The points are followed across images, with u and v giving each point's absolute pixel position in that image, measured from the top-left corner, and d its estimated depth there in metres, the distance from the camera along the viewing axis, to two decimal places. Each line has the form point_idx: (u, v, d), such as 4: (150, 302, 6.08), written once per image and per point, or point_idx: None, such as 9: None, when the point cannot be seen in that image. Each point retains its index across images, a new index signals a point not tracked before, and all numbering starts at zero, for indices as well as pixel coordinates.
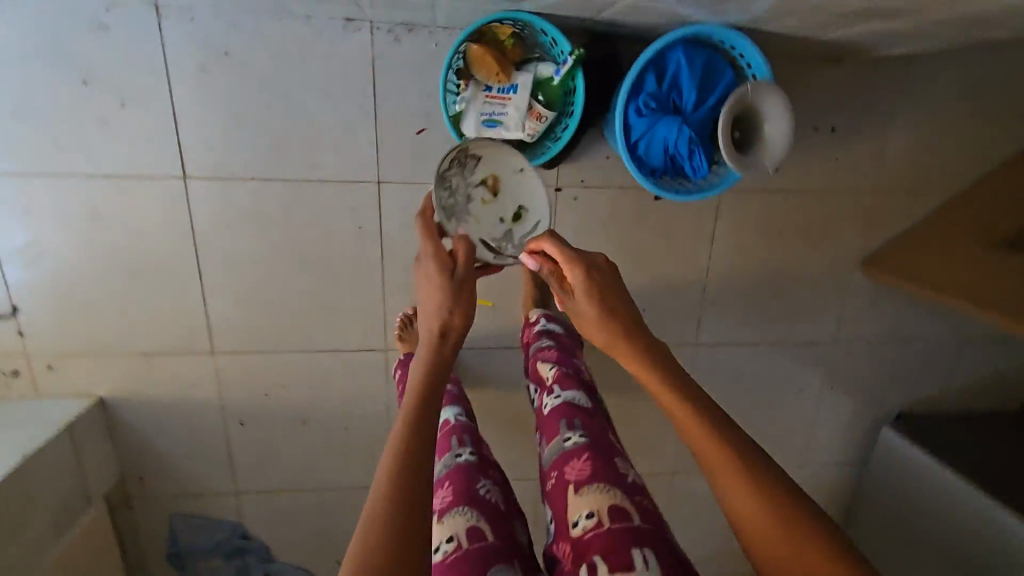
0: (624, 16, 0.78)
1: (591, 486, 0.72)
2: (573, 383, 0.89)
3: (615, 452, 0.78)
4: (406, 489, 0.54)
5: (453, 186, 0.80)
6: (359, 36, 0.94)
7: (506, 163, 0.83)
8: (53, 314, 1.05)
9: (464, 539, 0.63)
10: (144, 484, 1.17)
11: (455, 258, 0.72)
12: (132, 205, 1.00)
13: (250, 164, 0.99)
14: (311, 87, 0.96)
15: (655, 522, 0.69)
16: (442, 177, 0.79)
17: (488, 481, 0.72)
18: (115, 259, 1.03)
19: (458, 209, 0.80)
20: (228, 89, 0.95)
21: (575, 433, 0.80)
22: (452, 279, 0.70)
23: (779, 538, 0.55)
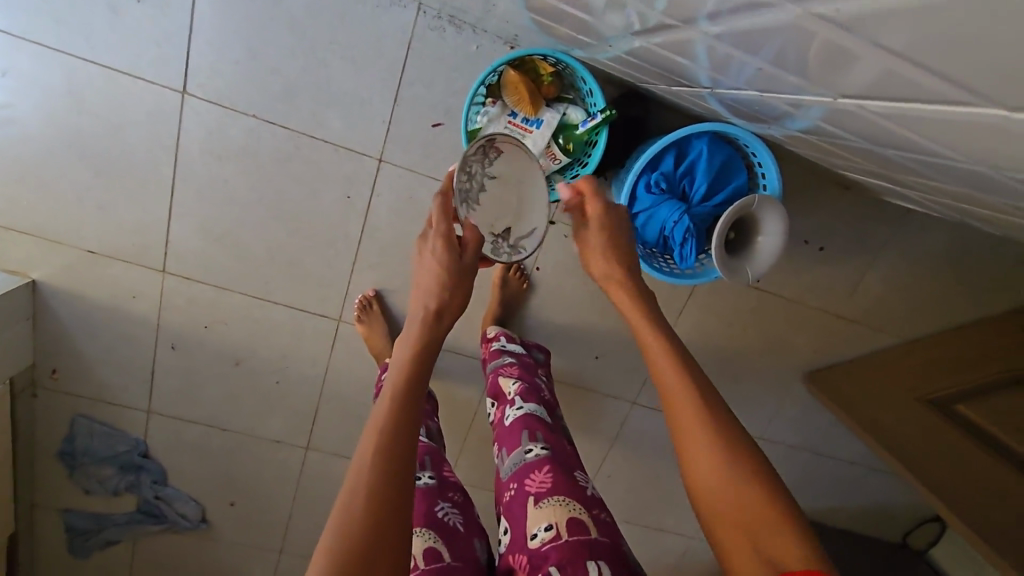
0: (666, 94, 0.81)
1: (551, 498, 0.65)
2: (534, 396, 0.82)
3: (576, 466, 0.71)
4: (375, 485, 0.48)
5: (472, 173, 0.72)
6: (403, 12, 0.92)
7: (523, 166, 0.76)
8: (3, 184, 0.98)
9: (421, 561, 0.63)
10: (56, 377, 1.13)
11: (466, 241, 0.66)
12: (122, 102, 0.94)
13: (255, 101, 0.96)
14: (341, 47, 0.93)
15: (615, 536, 0.63)
16: (466, 159, 0.71)
17: (447, 503, 0.71)
18: (88, 152, 0.97)
19: (472, 197, 0.72)
20: (253, 21, 0.91)
21: (537, 446, 0.72)
22: (459, 264, 0.64)
23: (742, 521, 0.50)
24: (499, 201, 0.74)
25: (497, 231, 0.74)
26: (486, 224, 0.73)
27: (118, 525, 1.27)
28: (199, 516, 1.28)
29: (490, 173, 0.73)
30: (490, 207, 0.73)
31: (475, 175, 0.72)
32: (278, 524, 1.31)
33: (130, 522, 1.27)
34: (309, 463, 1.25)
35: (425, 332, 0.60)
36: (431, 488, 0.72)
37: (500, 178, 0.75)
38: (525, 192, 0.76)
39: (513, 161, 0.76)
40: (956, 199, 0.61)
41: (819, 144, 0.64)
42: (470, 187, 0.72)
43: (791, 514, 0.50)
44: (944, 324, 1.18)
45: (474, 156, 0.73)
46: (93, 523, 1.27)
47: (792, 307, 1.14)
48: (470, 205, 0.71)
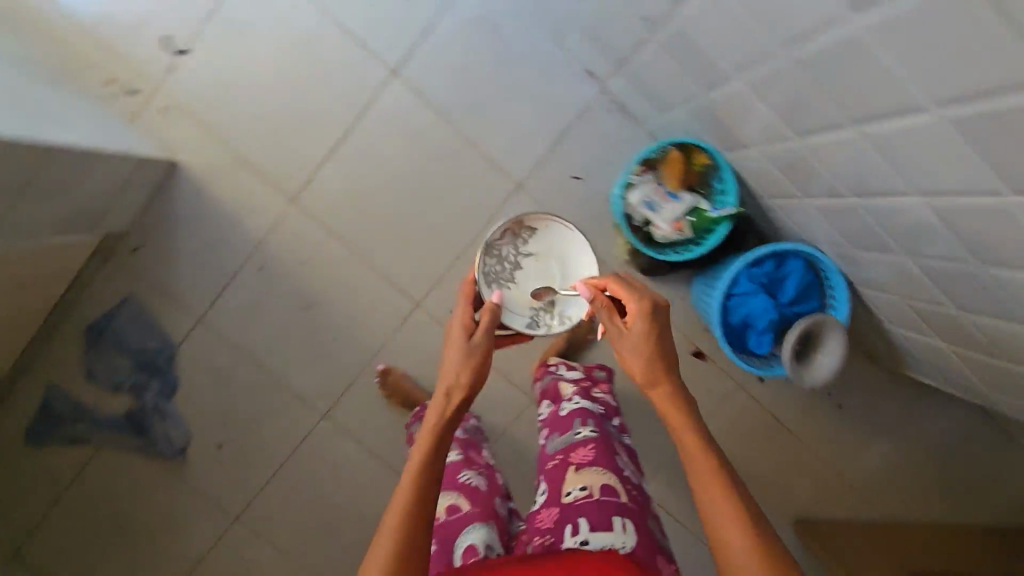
0: (784, 210, 0.96)
1: (589, 467, 0.76)
2: (590, 398, 0.93)
3: (619, 451, 0.80)
4: (402, 547, 0.61)
5: (502, 255, 0.85)
6: (588, 86, 1.13)
7: (558, 243, 0.87)
8: (205, 78, 1.12)
9: (443, 512, 0.85)
10: (135, 253, 1.17)
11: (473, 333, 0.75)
12: (339, 57, 1.11)
13: (443, 102, 1.13)
14: (529, 89, 1.13)
15: (641, 506, 0.73)
16: (494, 243, 0.85)
17: (472, 472, 0.93)
18: (288, 82, 1.12)
19: (501, 276, 0.85)
20: (473, 44, 1.11)
21: (586, 428, 0.82)
22: (469, 347, 0.73)
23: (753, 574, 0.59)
24: (538, 278, 0.86)
25: (534, 306, 0.85)
26: (520, 300, 0.85)
27: (96, 423, 1.21)
28: (180, 445, 1.23)
29: (521, 255, 0.86)
30: (524, 286, 0.85)
31: (506, 258, 0.85)
32: (252, 488, 1.25)
33: (114, 425, 1.21)
34: (316, 431, 1.24)
35: (444, 420, 0.70)
36: (460, 462, 0.94)
37: (535, 255, 0.86)
38: (561, 268, 0.87)
39: (546, 238, 0.87)
40: (1008, 358, 0.76)
41: (922, 283, 0.78)
42: (500, 270, 0.85)
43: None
44: (927, 517, 1.28)
45: (505, 240, 0.86)
46: (77, 412, 1.21)
47: (802, 447, 1.26)
48: (502, 284, 0.85)
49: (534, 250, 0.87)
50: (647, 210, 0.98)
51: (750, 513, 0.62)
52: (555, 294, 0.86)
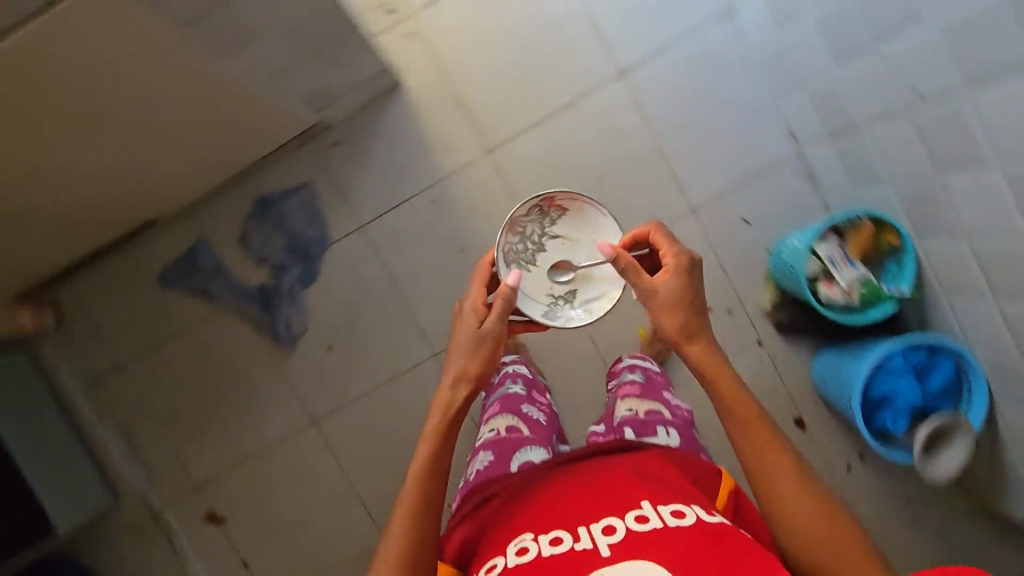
0: (954, 310, 1.00)
1: (636, 397, 0.95)
2: (639, 358, 1.10)
3: (663, 390, 0.99)
4: (416, 517, 0.69)
5: (526, 233, 0.84)
6: (786, 146, 1.21)
7: (589, 227, 0.84)
8: (455, 21, 1.21)
9: (502, 429, 0.93)
10: (331, 148, 1.25)
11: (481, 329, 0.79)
12: (578, 44, 1.21)
13: (653, 114, 1.22)
14: (732, 131, 1.21)
15: (684, 423, 0.91)
16: (518, 221, 0.83)
17: (531, 406, 1.01)
18: (525, 50, 1.21)
19: (522, 257, 0.84)
20: (699, 76, 1.21)
21: (634, 375, 1.02)
22: (478, 333, 0.78)
23: (810, 521, 0.63)
24: (563, 264, 0.85)
25: (557, 289, 0.85)
26: (544, 282, 0.85)
27: (229, 286, 1.27)
28: (295, 334, 1.28)
29: (545, 235, 0.84)
30: (546, 271, 0.85)
31: (530, 236, 0.84)
32: (344, 397, 1.29)
33: (244, 293, 1.27)
34: (422, 367, 1.28)
35: (450, 413, 0.75)
36: (519, 397, 1.02)
37: (562, 237, 0.85)
38: (586, 257, 0.84)
39: (577, 220, 0.84)
40: None
41: None
42: (524, 250, 0.84)
43: (848, 526, 0.63)
44: None
45: (531, 216, 0.84)
46: (217, 269, 1.26)
47: None
48: (521, 263, 0.84)
49: (559, 233, 0.85)
50: (830, 265, 1.04)
51: (778, 454, 0.67)
52: (578, 284, 0.85)
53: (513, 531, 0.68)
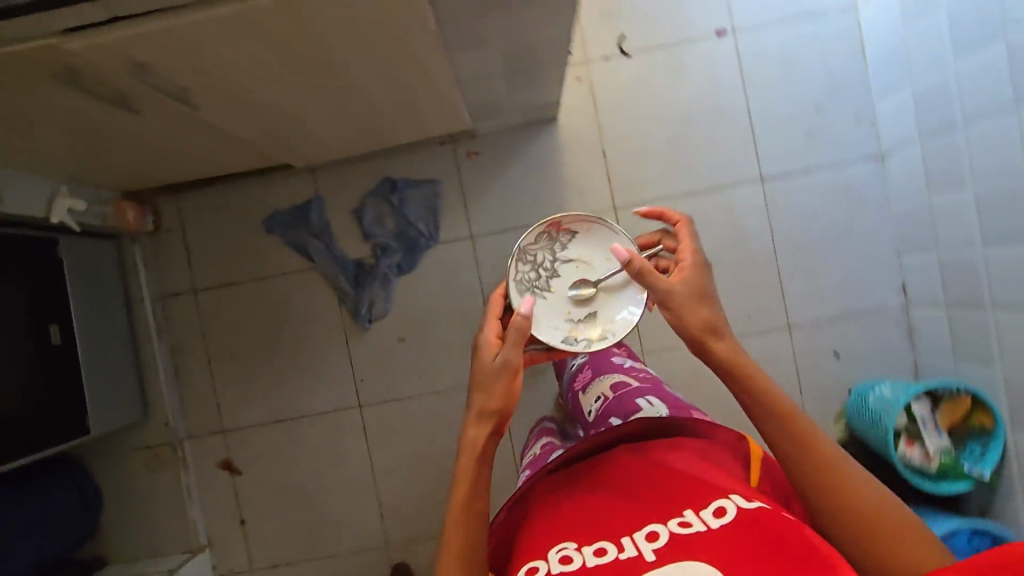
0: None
1: (596, 380, 1.01)
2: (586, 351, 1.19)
3: (609, 359, 1.08)
4: (460, 537, 0.63)
5: (536, 261, 0.79)
6: (894, 298, 1.24)
7: (600, 247, 0.80)
8: (626, 81, 1.25)
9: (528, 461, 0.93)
10: (469, 155, 1.27)
11: (485, 362, 0.69)
12: (731, 140, 1.25)
13: (779, 226, 1.25)
14: (848, 267, 1.24)
15: (648, 379, 0.97)
16: (526, 249, 0.79)
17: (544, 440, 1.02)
18: (682, 129, 1.25)
19: (536, 285, 0.79)
20: (833, 207, 1.24)
21: (579, 360, 1.11)
22: (493, 369, 0.68)
23: (869, 530, 0.56)
24: (579, 288, 0.79)
25: (577, 315, 0.78)
26: (562, 310, 0.79)
27: (327, 250, 1.28)
28: (371, 316, 1.28)
29: (557, 261, 0.79)
30: (563, 295, 0.79)
31: (542, 264, 0.80)
32: (396, 391, 1.29)
33: (339, 261, 1.28)
34: None
35: (473, 455, 0.66)
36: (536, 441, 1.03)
37: (575, 261, 0.80)
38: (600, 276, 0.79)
39: (589, 243, 0.80)
40: None
41: None
42: (539, 275, 0.79)
43: (914, 530, 0.56)
44: None
45: (540, 244, 0.80)
46: (322, 229, 1.27)
47: None
48: (536, 292, 0.79)
49: (572, 257, 0.80)
50: (920, 426, 1.05)
51: (810, 433, 0.61)
52: (599, 303, 0.79)
53: (544, 543, 0.59)
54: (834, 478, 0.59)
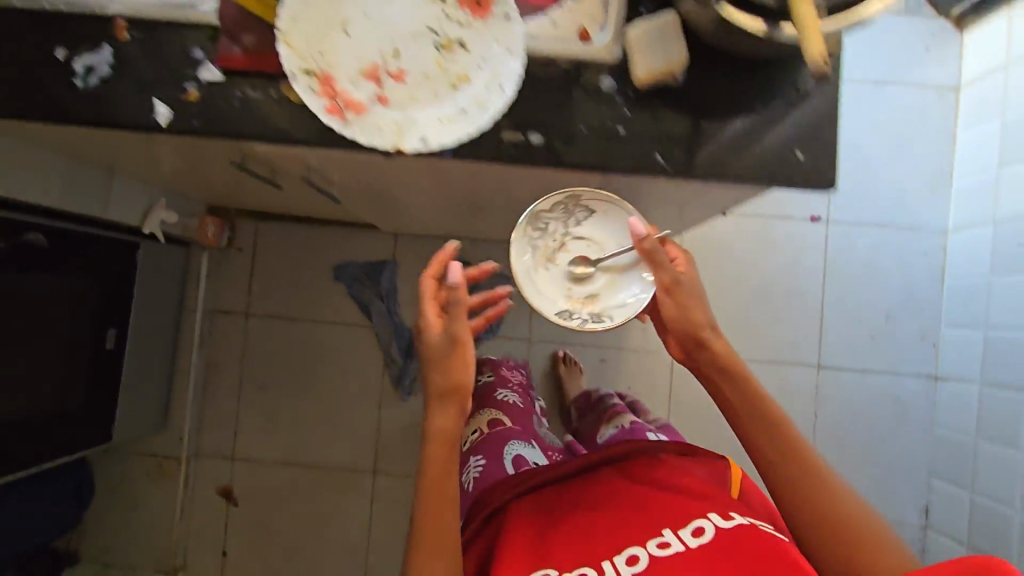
0: None
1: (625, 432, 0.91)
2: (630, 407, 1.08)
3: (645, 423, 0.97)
4: (440, 533, 0.53)
5: (546, 228, 0.59)
6: (917, 516, 1.25)
7: (623, 229, 0.59)
8: (716, 239, 1.29)
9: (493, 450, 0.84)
10: None
11: (438, 328, 0.56)
12: (800, 322, 1.28)
13: (824, 416, 1.27)
14: (880, 473, 1.26)
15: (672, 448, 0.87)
16: (537, 213, 0.58)
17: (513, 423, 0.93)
18: (756, 298, 1.28)
19: (539, 257, 0.58)
20: (879, 412, 1.27)
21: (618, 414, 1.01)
22: (443, 338, 0.55)
23: (863, 538, 0.51)
24: (588, 267, 0.59)
25: (578, 297, 0.59)
26: (562, 292, 0.58)
27: (387, 314, 1.29)
28: (411, 389, 1.29)
29: (570, 236, 0.59)
30: (569, 272, 0.59)
31: (551, 235, 0.59)
32: (413, 467, 1.28)
33: (396, 328, 1.29)
34: None
35: (441, 443, 0.55)
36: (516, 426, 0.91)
37: (596, 240, 0.59)
38: (617, 252, 0.58)
39: (610, 220, 0.59)
40: None
41: None
42: (549, 236, 0.59)
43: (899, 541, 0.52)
44: None
45: (554, 210, 0.59)
46: (388, 293, 1.29)
47: None
48: (538, 264, 0.59)
49: (591, 234, 0.59)
50: None
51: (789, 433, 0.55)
52: (604, 287, 0.59)
53: (520, 550, 0.57)
54: (830, 501, 0.52)
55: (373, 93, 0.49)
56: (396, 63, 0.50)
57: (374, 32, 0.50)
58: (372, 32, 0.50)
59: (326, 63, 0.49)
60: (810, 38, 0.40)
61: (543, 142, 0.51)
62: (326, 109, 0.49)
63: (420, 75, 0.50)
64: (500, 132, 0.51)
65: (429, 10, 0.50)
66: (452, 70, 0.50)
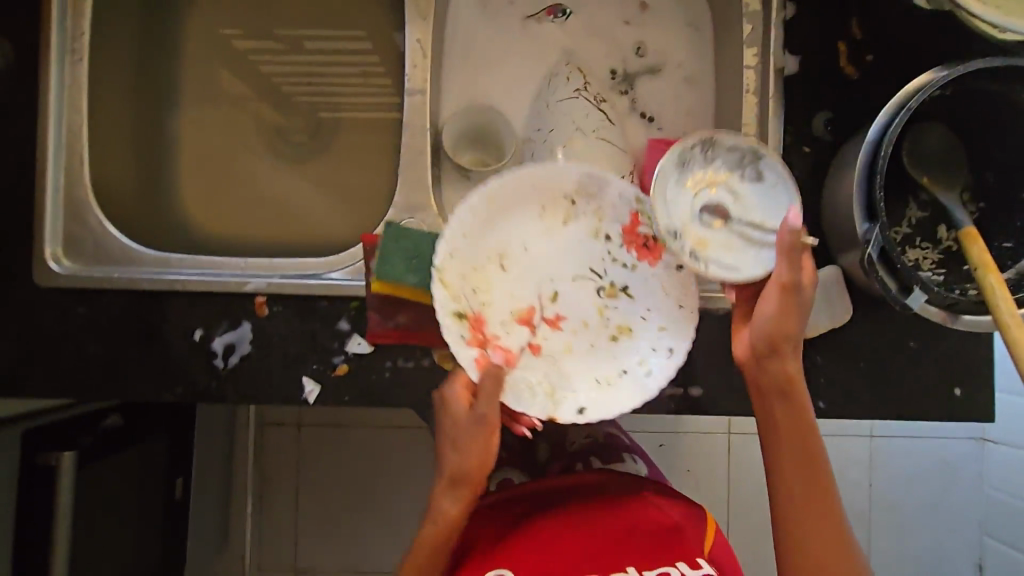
0: None
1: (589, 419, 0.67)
2: None
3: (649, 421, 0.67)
4: None
5: (710, 158, 0.47)
6: None
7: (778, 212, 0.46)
8: None
9: None
10: None
11: (466, 386, 0.44)
12: None
13: (855, 491, 1.01)
14: (925, 549, 1.02)
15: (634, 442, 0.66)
16: (715, 143, 0.46)
17: None
18: None
19: (682, 173, 0.46)
20: (922, 480, 1.02)
21: None
22: (462, 422, 0.43)
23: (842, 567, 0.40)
24: (717, 218, 0.46)
25: (686, 236, 0.45)
26: (674, 216, 0.46)
27: None
28: None
29: (722, 183, 0.47)
30: (693, 211, 0.46)
31: (705, 173, 0.47)
32: None
33: None
34: None
35: (442, 532, 0.43)
36: None
37: (744, 200, 0.47)
38: (755, 224, 0.46)
39: (774, 195, 0.46)
40: None
41: None
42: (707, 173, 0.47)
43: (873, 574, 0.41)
44: None
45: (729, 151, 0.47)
46: None
47: None
48: (675, 179, 0.46)
49: (744, 193, 0.47)
50: None
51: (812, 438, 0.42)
52: (720, 245, 0.46)
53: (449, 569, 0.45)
54: (826, 507, 0.41)
55: (527, 340, 0.49)
56: (552, 307, 0.50)
57: (528, 272, 0.50)
58: (528, 278, 0.50)
59: (483, 311, 0.48)
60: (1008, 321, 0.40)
61: (703, 394, 0.51)
62: (475, 361, 0.46)
63: (578, 321, 0.51)
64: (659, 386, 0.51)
65: (594, 248, 0.51)
66: (612, 319, 0.51)
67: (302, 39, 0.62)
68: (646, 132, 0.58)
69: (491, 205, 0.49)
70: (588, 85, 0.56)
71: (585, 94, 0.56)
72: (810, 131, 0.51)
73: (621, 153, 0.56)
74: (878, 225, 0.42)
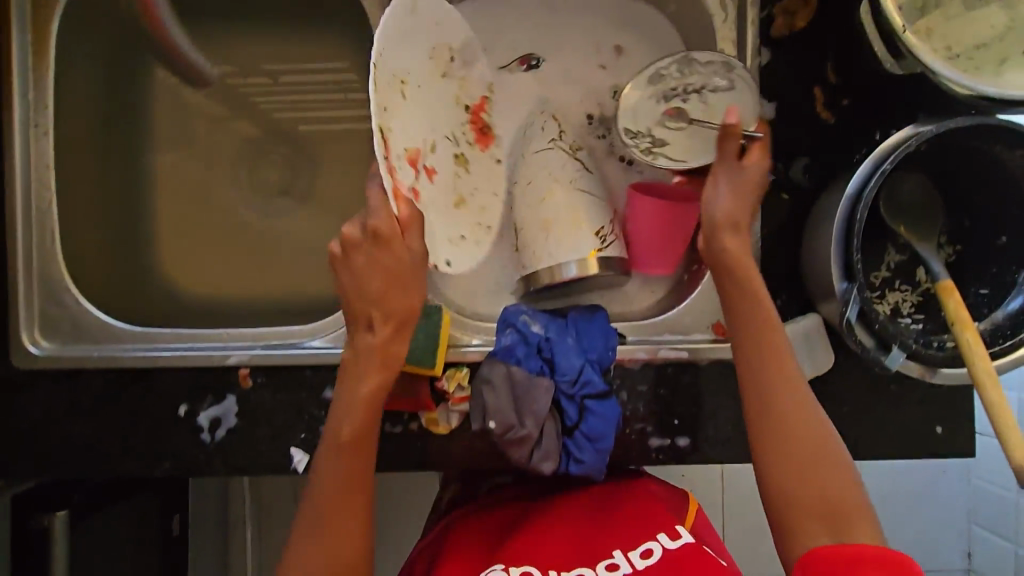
0: None
1: None
2: None
3: None
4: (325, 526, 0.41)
5: (686, 74, 0.51)
6: None
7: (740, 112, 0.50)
8: None
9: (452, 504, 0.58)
10: None
11: (390, 216, 0.41)
12: None
13: None
14: None
15: None
16: (694, 59, 0.50)
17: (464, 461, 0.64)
18: None
19: (653, 79, 0.52)
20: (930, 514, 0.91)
21: None
22: (394, 264, 0.42)
23: (820, 494, 0.38)
24: (677, 113, 0.51)
25: (642, 134, 0.52)
26: (632, 113, 0.52)
27: None
28: None
29: (688, 91, 0.51)
30: (656, 105, 0.52)
31: (677, 80, 0.51)
32: None
33: None
34: None
35: (363, 431, 0.43)
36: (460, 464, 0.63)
37: (708, 102, 0.51)
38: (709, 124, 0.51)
39: (740, 103, 0.50)
40: None
41: None
42: (650, 92, 0.52)
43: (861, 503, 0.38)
44: None
45: (709, 65, 0.50)
46: None
47: None
48: (645, 84, 0.52)
49: (709, 91, 0.51)
50: None
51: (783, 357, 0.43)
52: (676, 142, 0.52)
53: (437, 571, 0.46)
54: (800, 433, 0.40)
55: (412, 180, 0.44)
56: (430, 157, 0.47)
57: (418, 111, 0.46)
58: (419, 112, 0.46)
59: (387, 139, 0.42)
60: (987, 384, 0.41)
61: (690, 444, 0.52)
62: (393, 192, 0.41)
63: (443, 179, 0.49)
64: (647, 438, 0.52)
65: (455, 112, 0.51)
66: (457, 187, 0.51)
67: (274, 86, 0.60)
68: (625, 176, 0.58)
69: (418, 14, 0.45)
70: (563, 134, 0.56)
71: (559, 144, 0.55)
72: (789, 179, 0.52)
73: (602, 201, 0.54)
74: (856, 287, 0.43)
